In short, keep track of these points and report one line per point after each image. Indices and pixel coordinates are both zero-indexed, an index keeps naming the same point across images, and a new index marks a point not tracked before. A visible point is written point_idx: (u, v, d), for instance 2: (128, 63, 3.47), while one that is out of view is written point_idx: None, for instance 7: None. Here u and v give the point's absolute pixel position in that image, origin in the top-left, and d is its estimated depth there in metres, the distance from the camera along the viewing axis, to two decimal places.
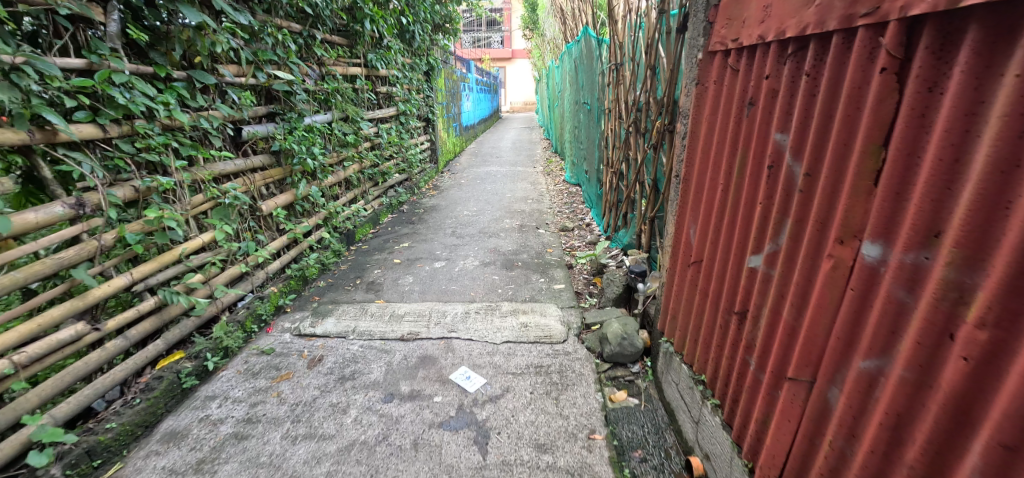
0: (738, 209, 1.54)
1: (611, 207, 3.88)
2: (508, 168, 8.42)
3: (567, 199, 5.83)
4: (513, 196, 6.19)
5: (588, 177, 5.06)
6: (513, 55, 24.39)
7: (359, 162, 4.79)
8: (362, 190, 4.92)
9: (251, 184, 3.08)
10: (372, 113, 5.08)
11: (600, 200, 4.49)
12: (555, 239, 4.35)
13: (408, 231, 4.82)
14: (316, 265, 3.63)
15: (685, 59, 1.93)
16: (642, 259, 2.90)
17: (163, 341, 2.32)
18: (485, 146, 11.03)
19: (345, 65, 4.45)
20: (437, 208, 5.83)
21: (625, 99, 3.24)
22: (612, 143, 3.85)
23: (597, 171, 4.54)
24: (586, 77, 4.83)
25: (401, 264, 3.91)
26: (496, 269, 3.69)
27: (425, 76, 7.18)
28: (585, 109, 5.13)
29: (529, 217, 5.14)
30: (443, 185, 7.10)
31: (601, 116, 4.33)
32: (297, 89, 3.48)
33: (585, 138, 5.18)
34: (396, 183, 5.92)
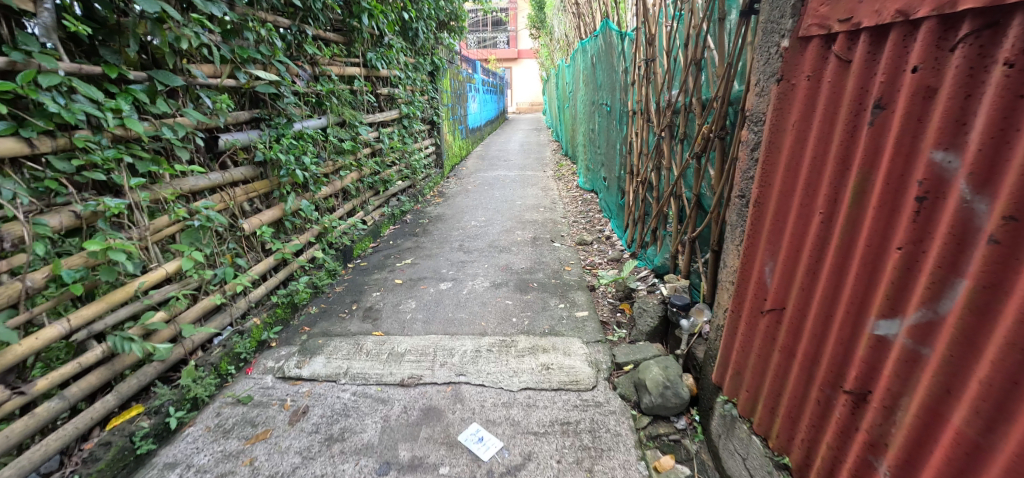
0: (853, 252, 1.14)
1: (639, 221, 3.46)
2: (518, 172, 8.02)
3: (583, 207, 5.42)
4: (524, 204, 5.77)
5: (607, 184, 4.64)
6: (519, 54, 24.00)
7: (357, 171, 4.41)
8: (362, 200, 4.53)
9: (229, 201, 2.70)
10: (371, 117, 4.69)
11: (622, 210, 4.07)
12: (573, 254, 3.94)
13: (412, 245, 4.43)
14: (307, 288, 3.24)
15: (755, 50, 1.54)
16: (683, 286, 2.48)
17: (115, 396, 1.98)
18: (492, 149, 10.61)
19: (342, 65, 4.06)
20: (443, 217, 5.44)
21: (658, 100, 2.83)
22: (638, 149, 3.44)
23: (619, 179, 4.12)
24: (605, 75, 4.42)
25: (403, 285, 3.51)
26: (509, 291, 3.29)
27: (429, 76, 6.78)
28: (603, 110, 4.71)
29: (543, 228, 4.73)
30: (449, 192, 6.71)
31: (623, 118, 3.92)
32: (285, 91, 3.10)
33: (603, 141, 4.76)
34: (398, 191, 5.53)
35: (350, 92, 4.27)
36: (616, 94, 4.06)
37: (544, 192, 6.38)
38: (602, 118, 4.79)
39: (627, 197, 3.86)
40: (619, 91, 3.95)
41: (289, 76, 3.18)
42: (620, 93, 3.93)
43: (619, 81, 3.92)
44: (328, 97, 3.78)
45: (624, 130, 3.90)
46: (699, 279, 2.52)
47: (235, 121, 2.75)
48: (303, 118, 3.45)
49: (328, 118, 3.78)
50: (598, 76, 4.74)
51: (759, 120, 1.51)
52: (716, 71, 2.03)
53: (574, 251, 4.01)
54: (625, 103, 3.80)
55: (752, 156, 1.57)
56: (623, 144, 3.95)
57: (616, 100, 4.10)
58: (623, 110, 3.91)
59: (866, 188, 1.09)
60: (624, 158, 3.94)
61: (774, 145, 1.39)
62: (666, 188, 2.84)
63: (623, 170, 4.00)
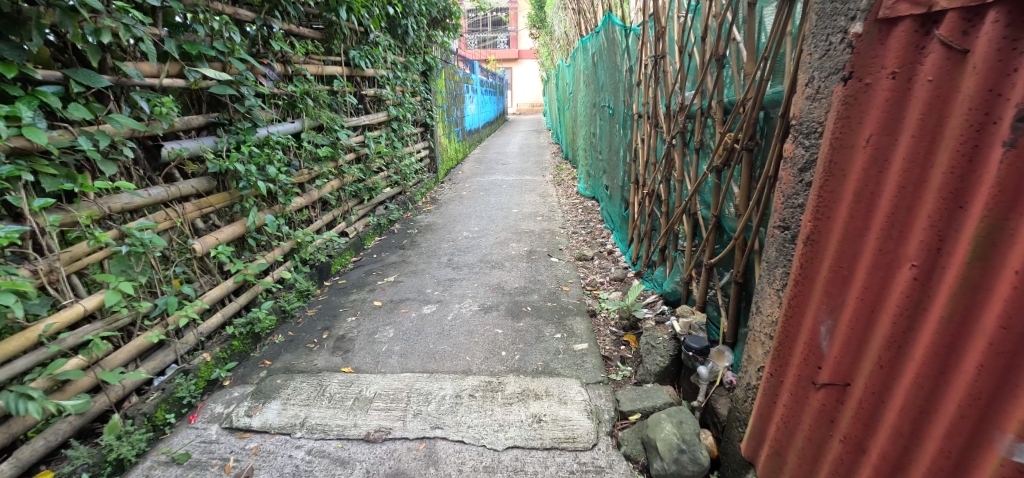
0: (971, 325, 0.86)
1: (645, 238, 3.10)
2: (515, 177, 7.66)
3: (583, 217, 5.06)
4: (520, 212, 5.40)
5: (609, 194, 4.28)
6: (519, 55, 23.65)
7: (337, 179, 4.06)
8: (343, 210, 4.18)
9: (176, 219, 2.36)
10: (355, 120, 4.34)
11: (625, 223, 3.72)
12: (572, 272, 3.58)
13: (397, 259, 4.07)
14: (273, 314, 2.88)
15: (808, 41, 1.20)
16: (699, 321, 2.12)
17: (12, 464, 1.63)
18: (490, 152, 10.23)
19: (320, 65, 3.72)
20: (433, 227, 5.08)
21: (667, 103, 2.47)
22: (644, 158, 3.08)
23: (623, 189, 3.76)
24: (607, 75, 4.06)
25: (382, 308, 3.15)
26: (500, 317, 2.93)
27: (421, 77, 6.44)
28: (605, 113, 4.34)
29: (540, 241, 4.36)
30: (442, 198, 6.35)
31: (626, 123, 3.56)
32: (245, 92, 2.75)
33: (605, 147, 4.41)
34: (386, 199, 5.17)
35: (330, 94, 3.92)
36: (619, 96, 3.70)
37: (543, 199, 6.02)
38: (604, 122, 4.43)
39: (631, 210, 3.50)
40: (623, 92, 3.60)
41: (252, 75, 2.84)
42: (623, 95, 3.58)
43: (622, 81, 3.57)
44: (303, 99, 3.44)
45: (628, 136, 3.54)
46: (718, 312, 2.16)
47: (184, 126, 2.40)
48: (272, 122, 3.11)
49: (303, 122, 3.43)
50: (600, 76, 4.39)
51: (815, 132, 1.16)
52: (745, 68, 1.68)
53: (574, 269, 3.64)
54: (629, 106, 3.44)
55: (801, 178, 1.22)
56: (627, 151, 3.59)
57: (619, 102, 3.74)
58: (626, 115, 3.56)
59: (999, 237, 0.81)
60: (628, 167, 3.58)
61: (838, 167, 1.07)
62: (677, 203, 2.48)
63: (627, 179, 3.64)
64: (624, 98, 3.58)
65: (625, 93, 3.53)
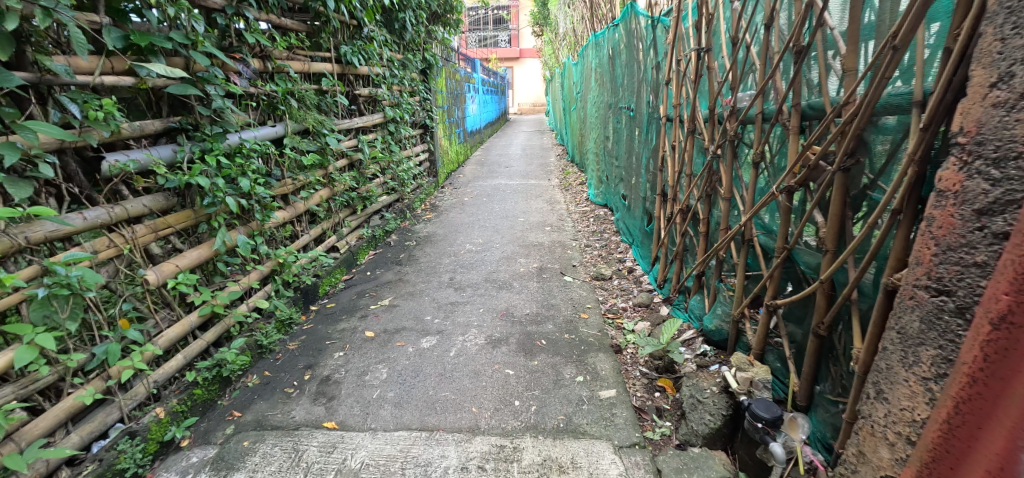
0: None
1: (676, 261, 2.71)
2: (520, 180, 7.25)
3: (595, 227, 4.66)
4: (527, 222, 4.99)
5: (627, 204, 3.88)
6: (520, 54, 23.24)
7: (325, 188, 3.65)
8: (333, 223, 3.77)
9: (124, 245, 1.99)
10: (347, 123, 3.94)
11: (648, 239, 3.33)
12: (590, 296, 3.17)
13: (393, 277, 3.66)
14: (246, 350, 2.49)
15: (998, 20, 0.81)
16: (762, 377, 1.72)
17: None
18: (492, 154, 9.80)
19: (305, 61, 3.31)
20: (434, 238, 4.67)
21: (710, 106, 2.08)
22: (676, 168, 2.69)
23: (646, 202, 3.36)
24: (626, 74, 3.66)
25: (375, 340, 2.75)
26: (510, 354, 2.53)
27: (421, 75, 6.04)
28: (622, 115, 3.95)
29: (551, 256, 3.96)
30: (442, 205, 5.95)
31: (650, 130, 3.16)
32: (210, 91, 2.35)
33: (621, 151, 4.02)
34: (382, 207, 4.75)
35: (318, 94, 3.52)
36: (641, 98, 3.30)
37: (550, 206, 5.60)
38: (621, 125, 4.03)
39: (657, 226, 3.11)
40: (646, 93, 3.19)
41: (221, 72, 2.44)
42: (647, 97, 3.17)
43: (646, 81, 3.17)
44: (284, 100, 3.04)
45: (653, 142, 3.13)
46: (782, 363, 1.77)
47: (135, 133, 2.03)
48: (248, 128, 2.70)
49: (285, 126, 3.03)
50: (617, 74, 3.99)
51: (1017, 157, 0.77)
52: (843, 62, 1.30)
53: (591, 291, 3.24)
54: (655, 109, 3.04)
55: (979, 223, 0.83)
56: (651, 159, 3.18)
57: (641, 104, 3.34)
58: (650, 119, 3.16)
59: None
60: (653, 177, 3.18)
61: None
62: (724, 225, 2.09)
63: (651, 191, 3.24)
64: (647, 100, 3.18)
65: (649, 95, 3.13)
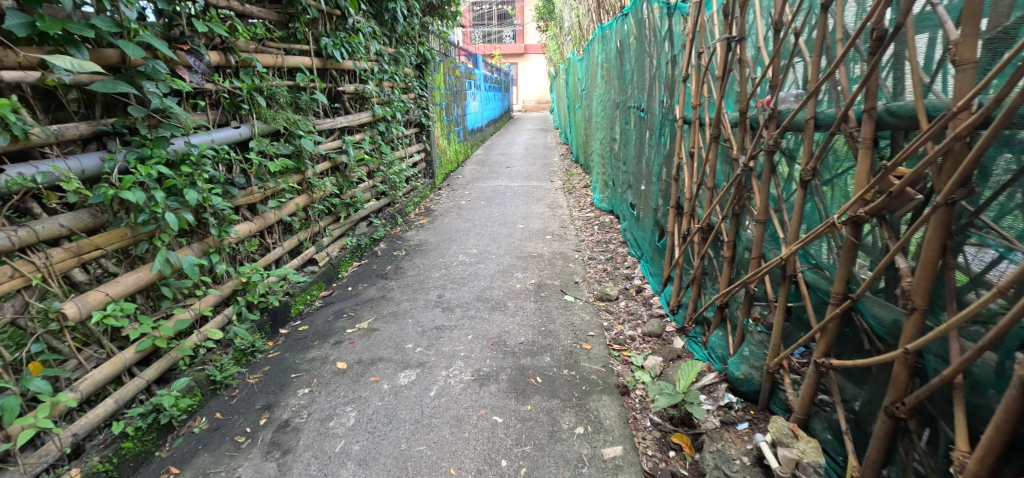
0: None
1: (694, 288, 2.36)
2: (521, 182, 6.89)
3: (600, 237, 4.29)
4: (527, 230, 4.62)
5: (636, 214, 3.52)
6: (525, 50, 22.82)
7: (302, 196, 3.32)
8: (311, 233, 3.44)
9: (34, 274, 1.65)
10: (329, 123, 3.61)
11: (660, 256, 2.97)
12: (593, 321, 2.81)
13: (376, 294, 3.32)
14: (194, 389, 2.15)
15: None
16: (811, 459, 1.38)
17: None
18: (494, 153, 9.43)
19: (277, 55, 2.97)
20: (425, 247, 4.32)
21: (743, 108, 1.72)
22: (696, 179, 2.33)
23: (657, 214, 3.00)
24: (636, 71, 3.30)
25: (346, 373, 2.40)
26: (499, 395, 2.18)
27: (415, 70, 5.69)
28: (631, 115, 3.58)
29: (551, 271, 3.59)
30: (437, 209, 5.60)
31: (663, 134, 2.81)
32: (148, 87, 1.97)
33: (630, 155, 3.66)
34: (370, 213, 4.41)
35: (294, 91, 3.18)
36: (653, 97, 2.94)
37: (552, 212, 5.23)
38: (630, 126, 3.66)
39: (671, 243, 2.75)
40: (659, 91, 2.83)
41: (165, 67, 2.08)
42: (660, 95, 2.81)
43: (659, 78, 2.81)
44: (251, 98, 2.70)
45: (667, 147, 2.77)
46: (835, 436, 1.44)
47: (49, 139, 1.70)
48: (206, 132, 2.35)
49: (251, 128, 2.70)
50: (626, 70, 3.62)
51: None
52: (955, 52, 0.96)
53: (594, 316, 2.88)
54: (669, 110, 2.68)
55: None
56: (665, 167, 2.83)
57: (653, 104, 2.97)
58: (663, 120, 2.80)
59: None
60: (667, 187, 2.82)
61: None
62: (757, 254, 1.74)
63: (663, 203, 2.88)
64: (660, 100, 2.82)
65: (663, 93, 2.77)
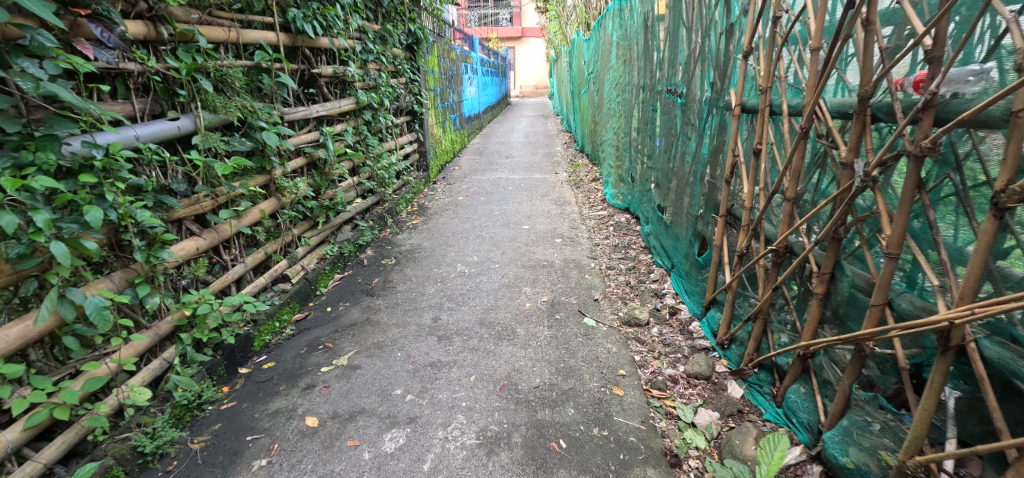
0: None
1: (757, 324, 1.87)
2: (523, 175, 6.33)
3: (618, 240, 3.77)
4: (533, 232, 4.09)
5: (665, 218, 3.01)
6: (522, 33, 21.99)
7: (269, 200, 2.78)
8: (282, 244, 2.91)
9: None
10: (302, 112, 3.06)
11: (703, 274, 2.46)
12: (622, 354, 2.31)
13: (360, 317, 2.79)
14: (112, 469, 1.66)
15: None
16: None
17: None
18: (492, 142, 8.83)
19: (229, 28, 2.44)
20: (418, 252, 3.79)
21: (861, 92, 1.23)
22: (765, 184, 1.82)
23: (698, 222, 2.49)
24: (670, 48, 2.78)
25: (317, 434, 1.90)
26: (512, 470, 1.68)
27: (406, 51, 5.11)
28: (660, 101, 3.05)
29: (565, 285, 3.07)
30: (432, 206, 5.05)
31: (708, 123, 2.29)
32: (20, 67, 1.44)
33: (657, 147, 3.14)
34: (355, 215, 3.87)
35: (254, 73, 2.63)
36: (694, 79, 2.42)
37: (561, 210, 4.69)
38: (658, 114, 3.13)
39: (719, 260, 2.25)
40: (703, 71, 2.32)
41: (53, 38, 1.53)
42: (705, 77, 2.30)
43: (705, 55, 2.29)
44: (191, 81, 2.18)
45: (712, 140, 2.26)
46: None
47: None
48: (127, 137, 1.82)
49: (195, 121, 2.18)
50: (655, 48, 3.09)
51: None
52: None
53: (622, 347, 2.37)
54: (717, 94, 2.17)
55: None
56: (710, 165, 2.31)
57: (693, 88, 2.45)
58: (707, 107, 2.29)
59: None
60: (714, 190, 2.30)
61: None
62: (878, 302, 1.25)
63: (708, 210, 2.37)
64: (704, 83, 2.32)
65: (708, 74, 2.27)
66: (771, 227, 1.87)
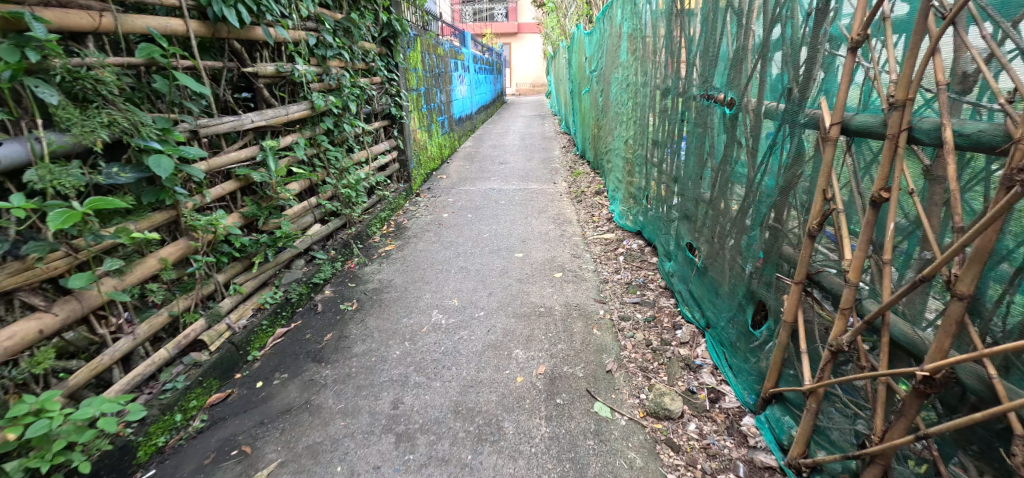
0: None
1: (872, 467, 1.22)
2: (518, 185, 5.64)
3: (632, 276, 3.10)
4: (528, 263, 3.40)
5: (697, 260, 2.35)
6: (518, 27, 21.20)
7: (174, 242, 2.10)
8: (197, 298, 2.24)
9: None
10: (228, 123, 2.41)
11: (759, 351, 1.80)
12: (650, 473, 1.64)
13: (297, 398, 2.11)
14: None
15: None
16: None
17: None
18: (485, 146, 8.10)
19: (100, 12, 1.77)
20: (387, 290, 3.11)
21: None
22: (890, 255, 1.16)
23: (749, 278, 1.82)
24: (711, 40, 2.09)
25: None
26: None
27: (381, 45, 4.40)
28: (690, 108, 2.39)
29: (568, 345, 2.39)
30: (412, 225, 4.37)
31: (772, 144, 1.61)
32: None
33: (687, 166, 2.48)
34: (311, 245, 3.19)
35: (145, 74, 1.95)
36: (750, 80, 1.74)
37: (560, 232, 4.01)
38: (687, 125, 2.46)
39: (789, 342, 1.59)
40: (767, 70, 1.64)
41: None
42: (770, 78, 1.62)
43: (771, 49, 1.61)
44: (23, 87, 1.52)
45: (778, 169, 1.59)
46: None
47: None
48: None
49: (30, 147, 1.52)
50: (683, 40, 2.41)
51: None
52: None
53: (650, 459, 1.70)
54: (792, 104, 1.49)
55: None
56: (772, 204, 1.65)
57: (749, 93, 1.76)
58: (773, 122, 1.61)
59: None
60: (781, 241, 1.64)
61: None
62: None
63: (768, 266, 1.70)
64: (768, 88, 1.64)
65: (776, 74, 1.59)
66: (900, 321, 1.20)
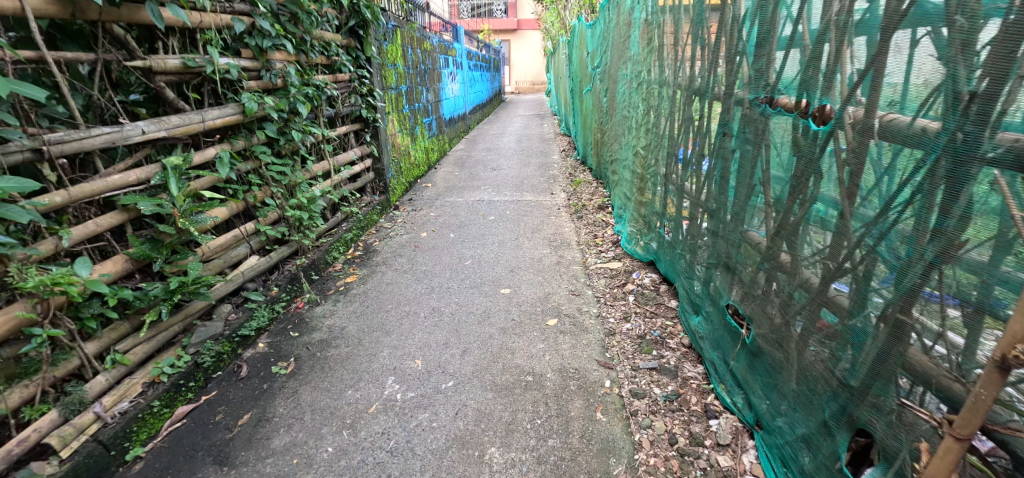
0: None
1: None
2: (512, 195, 5.00)
3: (647, 325, 2.45)
4: (515, 303, 2.75)
5: (741, 328, 1.70)
6: (518, 24, 20.53)
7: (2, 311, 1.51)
8: (44, 384, 1.62)
9: None
10: (101, 136, 1.77)
11: None
12: None
13: None
14: None
15: None
16: None
17: None
18: (478, 149, 7.44)
19: None
20: (338, 341, 2.47)
21: None
22: None
23: (842, 387, 1.18)
24: (774, 21, 1.43)
25: None
26: None
27: (348, 36, 3.75)
28: (736, 116, 1.73)
29: (561, 442, 1.75)
30: (383, 248, 3.72)
31: (908, 187, 0.98)
32: None
33: (728, 193, 1.83)
34: (244, 283, 2.55)
35: None
36: (858, 81, 1.10)
37: (557, 259, 3.36)
38: (728, 140, 1.81)
39: None
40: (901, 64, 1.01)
41: None
42: (905, 82, 1.00)
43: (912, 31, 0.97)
44: None
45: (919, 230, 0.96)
46: None
47: None
48: None
49: None
50: (724, 23, 1.76)
51: None
52: None
53: None
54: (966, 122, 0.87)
55: None
56: (900, 283, 1.01)
57: (854, 99, 1.12)
58: (911, 151, 0.98)
59: None
60: (912, 345, 1.00)
61: None
62: None
63: (882, 379, 1.07)
64: (904, 94, 1.01)
65: (924, 71, 0.95)
66: None
